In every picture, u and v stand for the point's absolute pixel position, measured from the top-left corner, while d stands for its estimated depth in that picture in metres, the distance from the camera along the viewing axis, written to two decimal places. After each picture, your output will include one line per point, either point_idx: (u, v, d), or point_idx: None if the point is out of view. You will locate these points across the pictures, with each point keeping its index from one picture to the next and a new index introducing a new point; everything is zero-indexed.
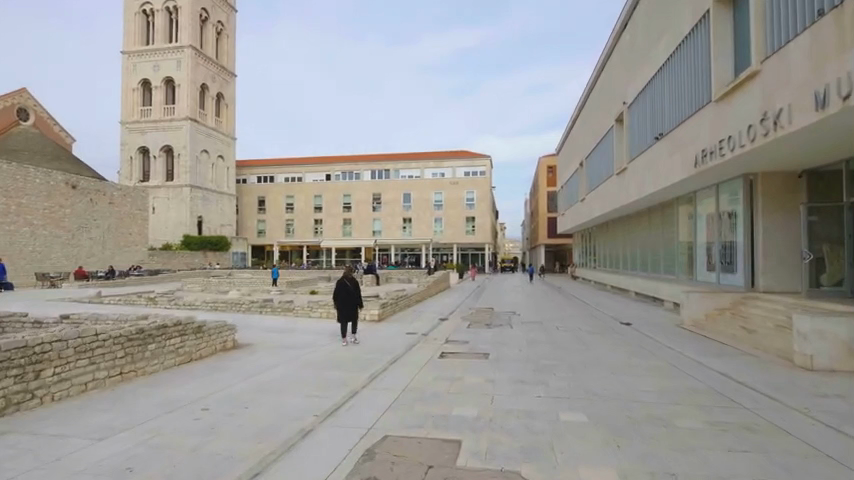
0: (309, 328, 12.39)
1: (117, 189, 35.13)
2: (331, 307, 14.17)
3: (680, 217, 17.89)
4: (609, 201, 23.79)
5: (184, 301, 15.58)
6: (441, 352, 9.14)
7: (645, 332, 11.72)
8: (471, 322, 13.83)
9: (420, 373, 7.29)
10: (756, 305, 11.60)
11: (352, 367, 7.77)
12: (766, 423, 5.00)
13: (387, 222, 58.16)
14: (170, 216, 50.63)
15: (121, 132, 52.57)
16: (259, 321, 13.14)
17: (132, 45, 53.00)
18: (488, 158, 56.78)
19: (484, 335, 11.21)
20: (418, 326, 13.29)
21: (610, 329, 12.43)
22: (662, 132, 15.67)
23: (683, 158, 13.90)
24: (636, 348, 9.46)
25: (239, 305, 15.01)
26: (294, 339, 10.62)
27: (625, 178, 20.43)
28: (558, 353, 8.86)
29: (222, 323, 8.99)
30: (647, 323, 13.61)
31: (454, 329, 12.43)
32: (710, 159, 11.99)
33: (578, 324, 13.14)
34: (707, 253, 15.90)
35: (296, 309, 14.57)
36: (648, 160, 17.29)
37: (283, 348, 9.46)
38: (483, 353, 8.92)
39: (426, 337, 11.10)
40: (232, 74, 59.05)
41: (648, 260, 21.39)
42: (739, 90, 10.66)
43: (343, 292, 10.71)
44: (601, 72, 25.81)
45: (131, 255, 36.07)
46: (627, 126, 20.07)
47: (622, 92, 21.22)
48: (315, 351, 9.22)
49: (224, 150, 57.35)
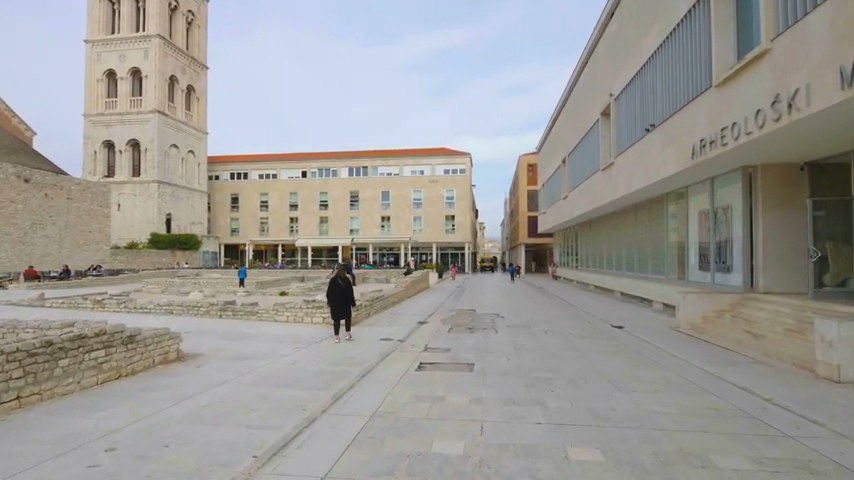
0: (272, 333, 11.16)
1: (76, 184, 33.16)
2: (299, 310, 12.92)
3: (671, 213, 17.03)
4: (594, 199, 22.94)
5: (135, 304, 14.16)
6: (419, 363, 8.02)
7: (641, 337, 10.76)
8: (452, 325, 12.77)
9: (394, 391, 6.15)
10: (758, 307, 10.75)
11: (314, 383, 6.62)
12: (825, 461, 3.97)
13: (365, 221, 56.80)
14: (136, 213, 48.46)
15: (84, 125, 50.20)
16: (217, 326, 11.86)
17: (96, 34, 50.64)
18: (468, 156, 55.88)
19: (467, 341, 10.15)
20: (395, 330, 12.16)
21: (602, 333, 11.43)
22: (654, 123, 14.81)
23: (678, 149, 13.02)
24: (638, 356, 8.46)
25: (196, 307, 13.68)
26: (252, 347, 9.40)
27: (612, 173, 19.60)
28: (550, 363, 7.79)
29: (161, 330, 7.73)
30: (639, 325, 12.72)
31: (433, 334, 11.33)
32: (710, 148, 11.12)
33: (567, 328, 12.15)
34: (700, 252, 15.06)
35: (260, 312, 13.28)
36: (638, 153, 16.39)
37: (236, 359, 8.26)
38: (467, 364, 7.81)
39: (403, 344, 9.96)
40: (203, 66, 56.98)
41: (635, 259, 20.58)
42: (744, 72, 9.75)
43: (343, 291, 10.74)
44: (585, 66, 24.97)
45: (92, 254, 34.13)
46: (614, 119, 19.24)
47: (608, 84, 20.38)
48: (273, 362, 8.02)
49: (195, 144, 55.25)
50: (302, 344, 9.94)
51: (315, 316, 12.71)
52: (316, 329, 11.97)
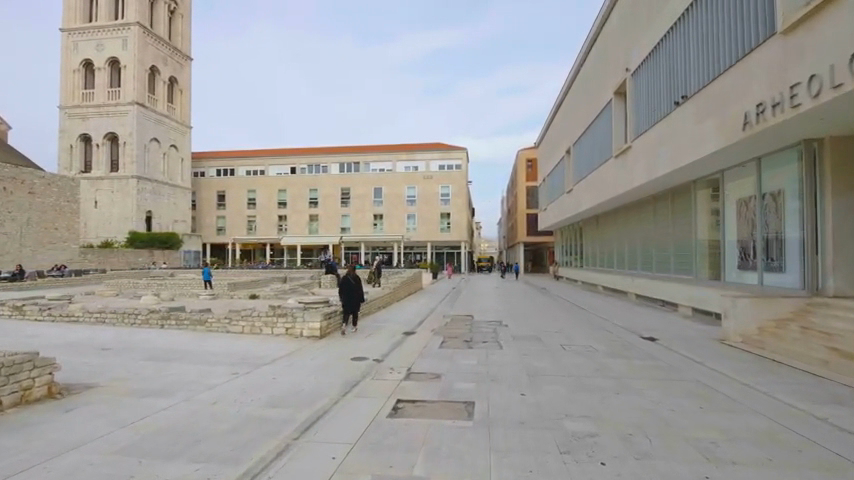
0: (214, 351, 8.74)
1: (40, 178, 30.58)
2: (258, 319, 10.51)
3: (699, 205, 14.75)
4: (603, 191, 20.58)
5: (63, 312, 11.74)
6: (395, 402, 5.62)
7: (686, 356, 8.40)
8: (445, 338, 10.40)
9: (343, 468, 3.76)
10: (834, 314, 8.45)
11: (223, 447, 4.20)
12: None
13: (356, 219, 54.33)
14: (114, 211, 45.80)
15: (59, 118, 47.53)
16: (149, 340, 9.47)
17: (73, 23, 47.97)
18: (464, 150, 53.57)
19: (463, 362, 7.75)
20: (375, 343, 9.84)
21: (632, 348, 9.09)
22: (685, 95, 12.53)
23: (722, 121, 10.66)
24: (702, 390, 6.16)
25: (132, 316, 11.20)
26: (173, 373, 6.99)
27: (627, 159, 17.24)
28: (586, 403, 5.46)
29: (17, 358, 5.33)
30: (675, 337, 10.34)
31: (420, 351, 8.95)
32: (771, 114, 8.78)
33: (588, 340, 9.77)
34: (740, 248, 12.75)
35: (210, 322, 10.84)
36: (662, 132, 14.07)
37: (139, 396, 5.85)
38: (465, 404, 5.46)
39: (380, 366, 7.56)
40: (186, 57, 54.44)
41: (653, 258, 18.16)
42: (827, 7, 7.44)
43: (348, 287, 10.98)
44: (592, 46, 22.55)
45: (59, 253, 31.58)
46: (631, 98, 16.94)
47: (622, 58, 18.03)
48: (187, 400, 5.61)
49: (178, 139, 52.67)
50: (244, 366, 7.54)
51: (277, 326, 10.36)
52: (275, 344, 9.58)
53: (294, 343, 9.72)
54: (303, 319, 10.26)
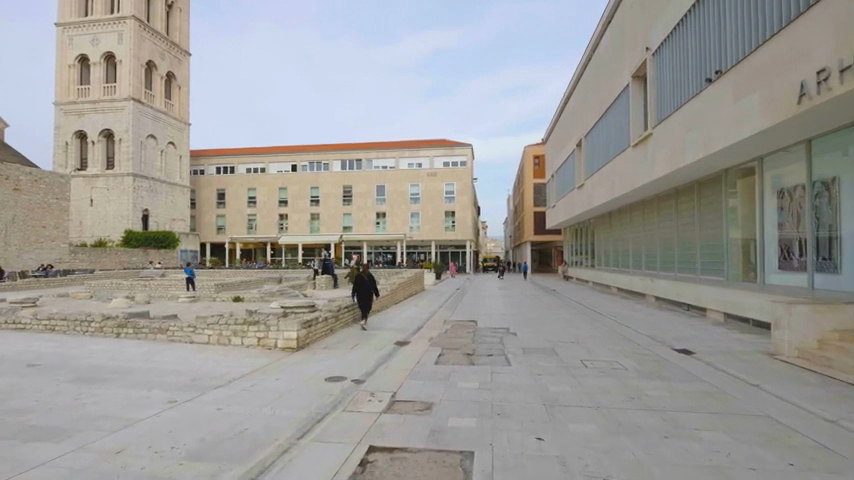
0: (165, 368, 7.25)
1: (26, 174, 29.32)
2: (227, 328, 9.03)
3: (731, 197, 13.15)
4: (618, 183, 19.01)
5: (10, 319, 10.33)
6: (367, 451, 4.11)
7: (739, 377, 6.84)
8: (443, 350, 8.88)
9: None
10: None
11: None
12: None
13: (359, 218, 52.95)
14: (110, 209, 44.64)
15: (54, 114, 46.34)
16: (92, 354, 7.98)
17: (68, 17, 46.72)
18: (469, 146, 51.88)
19: (462, 386, 6.23)
20: (360, 356, 8.34)
21: (667, 364, 7.57)
22: (722, 69, 11.01)
23: (770, 96, 9.11)
24: (781, 435, 4.63)
25: (84, 323, 9.76)
26: (93, 402, 5.52)
27: (647, 147, 15.68)
28: (633, 460, 3.95)
29: None
30: (713, 351, 8.81)
31: (415, 367, 7.46)
32: (839, 82, 7.23)
33: (613, 355, 8.24)
34: (782, 245, 11.21)
35: (172, 331, 9.34)
36: (691, 112, 12.51)
37: (25, 439, 4.37)
38: (463, 456, 3.98)
39: (358, 391, 6.07)
40: (185, 52, 53.22)
41: (676, 258, 16.57)
42: None
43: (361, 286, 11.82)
44: (606, 28, 20.96)
45: (46, 253, 30.29)
46: (652, 81, 15.37)
47: (641, 36, 16.41)
48: (80, 448, 4.13)
49: (177, 136, 51.48)
50: (187, 390, 6.05)
51: (247, 336, 8.86)
52: (241, 358, 8.07)
53: (264, 357, 8.21)
54: (278, 327, 8.75)
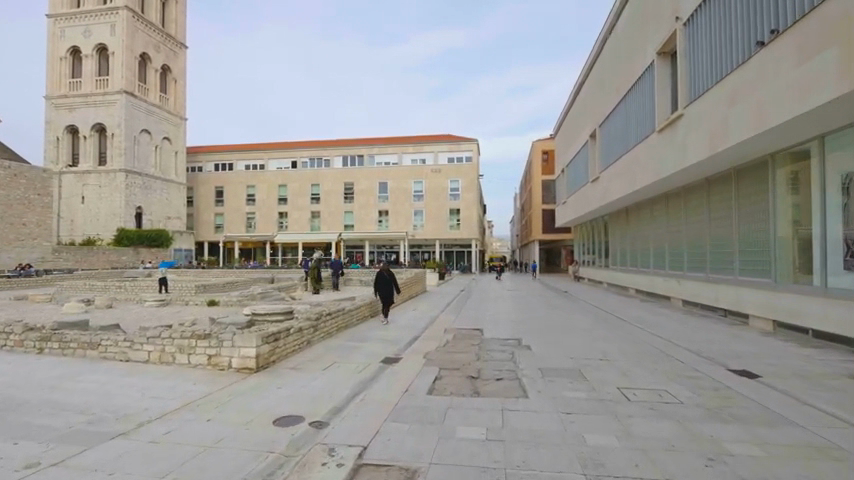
0: (69, 401, 5.44)
1: (4, 168, 27.84)
2: (171, 341, 7.24)
3: (778, 186, 11.24)
4: (640, 174, 17.12)
5: None
6: None
7: (846, 421, 4.93)
8: (442, 371, 7.03)
9: None
10: None
11: None
12: None
13: (360, 215, 51.21)
14: (101, 207, 43.04)
15: (46, 108, 44.91)
16: None
17: (59, 8, 45.14)
18: (475, 141, 50.06)
19: (461, 435, 4.40)
20: (335, 380, 6.50)
21: (735, 398, 5.67)
22: (781, 28, 9.09)
23: (849, 53, 7.25)
24: None
25: (4, 335, 8.04)
26: None
27: (677, 129, 13.78)
28: None
29: None
30: (784, 373, 6.93)
31: (400, 400, 5.59)
32: None
33: (660, 381, 6.34)
34: (847, 243, 9.25)
35: (104, 346, 7.54)
36: (736, 85, 10.60)
37: None
38: None
39: (310, 445, 4.23)
40: (180, 44, 51.59)
41: (707, 257, 14.65)
42: None
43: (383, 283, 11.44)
44: (624, 5, 19.04)
45: (28, 252, 28.69)
46: (684, 55, 13.46)
47: (668, 5, 14.47)
48: None
49: (172, 131, 49.91)
50: (70, 442, 4.25)
51: (195, 354, 7.06)
52: (181, 383, 6.26)
53: (210, 382, 6.40)
54: (232, 343, 6.93)
